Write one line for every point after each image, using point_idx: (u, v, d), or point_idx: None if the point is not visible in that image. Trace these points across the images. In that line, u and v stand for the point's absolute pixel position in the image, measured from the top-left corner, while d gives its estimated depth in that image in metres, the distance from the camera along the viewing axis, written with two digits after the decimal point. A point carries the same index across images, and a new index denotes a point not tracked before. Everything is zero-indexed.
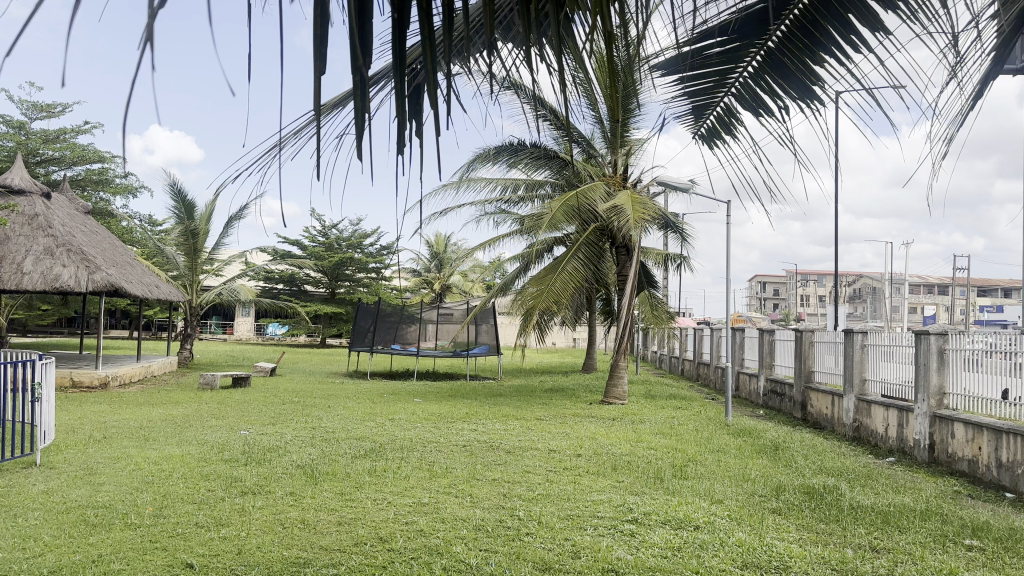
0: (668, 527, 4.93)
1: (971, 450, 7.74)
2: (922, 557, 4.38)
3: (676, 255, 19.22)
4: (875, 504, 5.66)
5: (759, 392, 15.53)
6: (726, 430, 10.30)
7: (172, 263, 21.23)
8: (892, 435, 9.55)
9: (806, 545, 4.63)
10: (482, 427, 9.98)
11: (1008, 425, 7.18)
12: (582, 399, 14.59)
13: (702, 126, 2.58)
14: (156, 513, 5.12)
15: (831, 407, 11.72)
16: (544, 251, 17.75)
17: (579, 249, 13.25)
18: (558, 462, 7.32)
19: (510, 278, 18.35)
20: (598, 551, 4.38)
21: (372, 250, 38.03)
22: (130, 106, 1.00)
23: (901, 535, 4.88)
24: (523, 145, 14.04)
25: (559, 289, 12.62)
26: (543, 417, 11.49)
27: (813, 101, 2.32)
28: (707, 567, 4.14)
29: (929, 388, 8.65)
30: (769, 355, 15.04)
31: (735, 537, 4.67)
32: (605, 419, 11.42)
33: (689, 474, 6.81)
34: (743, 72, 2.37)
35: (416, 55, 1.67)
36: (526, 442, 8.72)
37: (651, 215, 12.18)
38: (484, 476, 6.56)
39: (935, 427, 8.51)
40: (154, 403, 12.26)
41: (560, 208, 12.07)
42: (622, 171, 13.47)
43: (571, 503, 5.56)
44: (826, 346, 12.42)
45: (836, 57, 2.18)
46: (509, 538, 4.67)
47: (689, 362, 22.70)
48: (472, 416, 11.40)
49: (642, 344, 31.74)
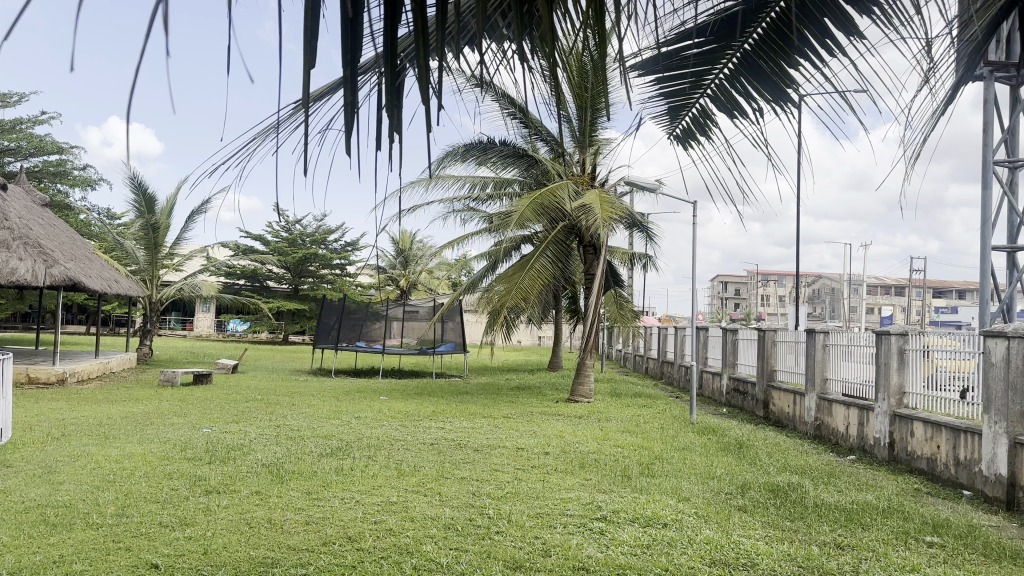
0: (637, 524, 4.97)
1: (930, 449, 7.92)
2: (885, 553, 4.47)
3: (642, 254, 19.36)
4: (839, 502, 5.76)
5: (721, 391, 15.74)
6: (690, 429, 10.40)
7: (132, 258, 20.81)
8: (852, 433, 9.73)
9: (772, 542, 4.69)
10: (449, 426, 9.94)
11: (966, 425, 7.33)
12: (548, 397, 14.64)
13: (677, 126, 2.60)
14: (118, 512, 5.01)
15: (792, 405, 11.92)
16: (512, 249, 17.77)
17: (548, 248, 13.30)
18: (525, 460, 7.33)
19: (477, 276, 18.31)
20: (567, 549, 4.39)
21: (337, 246, 37.73)
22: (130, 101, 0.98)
23: (865, 532, 4.98)
24: (492, 143, 14.01)
25: (527, 287, 12.62)
26: (509, 415, 11.50)
27: (786, 104, 2.36)
28: (676, 565, 4.17)
29: (889, 388, 8.83)
30: (732, 354, 15.25)
31: (703, 534, 4.72)
32: (572, 417, 11.46)
33: (656, 472, 6.86)
34: (720, 73, 2.39)
35: (405, 47, 1.64)
36: (492, 440, 8.72)
37: (619, 214, 12.24)
38: (453, 474, 6.54)
39: (895, 426, 8.68)
40: (113, 400, 12.00)
41: (528, 206, 12.07)
42: (590, 170, 13.55)
43: (540, 502, 5.57)
44: (788, 345, 12.61)
45: (811, 61, 2.21)
46: (479, 537, 4.65)
47: (653, 360, 22.90)
48: (438, 414, 11.36)
49: (608, 342, 32.07)
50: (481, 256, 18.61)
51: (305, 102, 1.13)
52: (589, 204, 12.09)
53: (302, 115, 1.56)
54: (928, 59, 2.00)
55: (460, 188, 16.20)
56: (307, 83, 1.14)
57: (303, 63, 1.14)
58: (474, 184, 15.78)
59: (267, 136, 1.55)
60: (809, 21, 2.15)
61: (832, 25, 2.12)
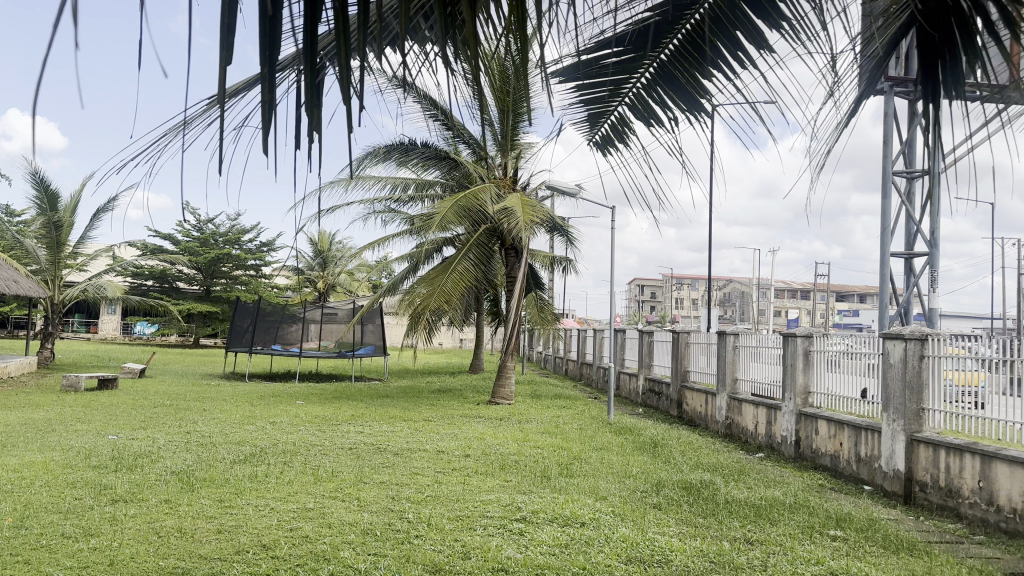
0: (556, 525, 5.03)
1: (833, 446, 8.32)
2: (791, 547, 4.67)
3: (562, 258, 19.62)
4: (748, 498, 5.99)
5: (638, 391, 16.10)
6: (607, 429, 10.61)
7: (29, 256, 19.69)
8: (761, 432, 10.12)
9: (685, 538, 4.84)
10: (368, 429, 9.82)
11: (866, 423, 7.73)
12: (469, 399, 14.64)
13: (597, 133, 2.65)
14: (15, 524, 4.73)
15: (705, 405, 12.31)
16: (433, 251, 17.71)
17: (470, 250, 13.32)
18: (446, 463, 7.31)
19: (398, 278, 18.16)
20: (488, 551, 4.41)
21: (252, 247, 36.72)
22: (36, 90, 0.95)
23: (773, 527, 5.19)
24: (413, 144, 13.93)
25: (448, 289, 12.59)
26: (430, 418, 11.46)
27: (700, 114, 2.44)
28: (593, 563, 4.25)
29: (795, 388, 9.23)
30: (648, 355, 15.63)
31: (620, 532, 4.82)
32: (492, 420, 11.50)
33: (574, 472, 6.97)
34: (637, 83, 2.46)
35: (325, 46, 1.63)
36: (412, 443, 8.66)
37: (540, 217, 12.37)
38: (372, 478, 6.46)
39: (800, 424, 9.09)
40: (7, 407, 11.32)
41: (450, 208, 12.05)
42: (511, 174, 13.65)
43: (460, 504, 5.57)
44: (701, 347, 13.00)
45: (723, 72, 2.30)
46: (399, 541, 4.61)
47: (573, 362, 23.23)
48: (357, 418, 11.20)
49: (528, 344, 32.33)
50: (402, 258, 18.47)
51: (221, 98, 1.10)
52: (511, 207, 12.16)
53: (218, 111, 1.52)
54: (832, 74, 2.11)
55: (381, 189, 16.03)
56: (224, 79, 1.12)
57: (220, 60, 1.12)
58: (395, 185, 15.63)
59: (179, 134, 1.50)
60: (722, 34, 2.24)
61: (743, 39, 2.21)
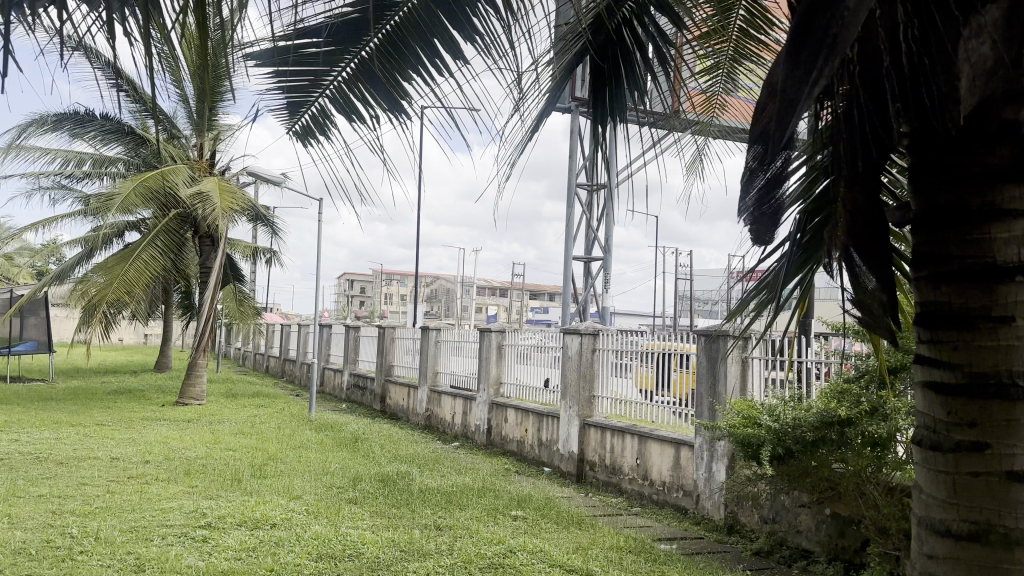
0: (245, 528, 4.80)
1: (519, 433, 9.03)
2: (477, 530, 4.97)
3: (265, 249, 18.76)
4: (441, 486, 6.26)
5: (342, 386, 15.99)
6: (307, 426, 10.38)
7: None
8: (457, 422, 10.64)
9: (378, 530, 4.91)
10: (23, 437, 8.50)
11: (547, 410, 8.51)
12: (153, 400, 13.37)
13: (296, 123, 2.58)
14: None
15: (406, 398, 12.60)
16: (114, 236, 15.86)
17: (158, 236, 12.16)
18: (120, 471, 6.60)
19: (68, 264, 15.96)
20: (165, 562, 4.07)
21: None
22: None
23: (461, 512, 5.48)
24: (91, 115, 12.34)
25: (131, 279, 11.37)
26: (104, 422, 10.26)
27: (399, 114, 2.50)
28: (282, 563, 4.13)
29: (488, 379, 9.86)
30: (353, 350, 15.59)
31: (312, 530, 4.75)
32: (180, 421, 10.63)
33: (269, 472, 6.71)
34: (338, 76, 2.44)
35: None
36: (80, 451, 7.68)
37: (241, 206, 11.71)
38: (25, 493, 5.61)
39: (491, 414, 9.72)
40: None
41: (134, 189, 10.89)
42: (209, 157, 12.73)
43: (135, 515, 5.07)
44: (404, 342, 13.28)
45: (421, 77, 2.38)
46: (54, 562, 4.06)
47: (274, 358, 22.34)
48: (8, 425, 9.64)
49: (225, 340, 30.40)
50: (74, 242, 16.27)
51: None
52: (207, 192, 11.34)
53: None
54: (518, 89, 2.28)
55: (48, 162, 13.96)
56: None
57: None
58: (66, 159, 13.72)
59: None
60: (421, 39, 2.31)
61: (440, 46, 2.30)
